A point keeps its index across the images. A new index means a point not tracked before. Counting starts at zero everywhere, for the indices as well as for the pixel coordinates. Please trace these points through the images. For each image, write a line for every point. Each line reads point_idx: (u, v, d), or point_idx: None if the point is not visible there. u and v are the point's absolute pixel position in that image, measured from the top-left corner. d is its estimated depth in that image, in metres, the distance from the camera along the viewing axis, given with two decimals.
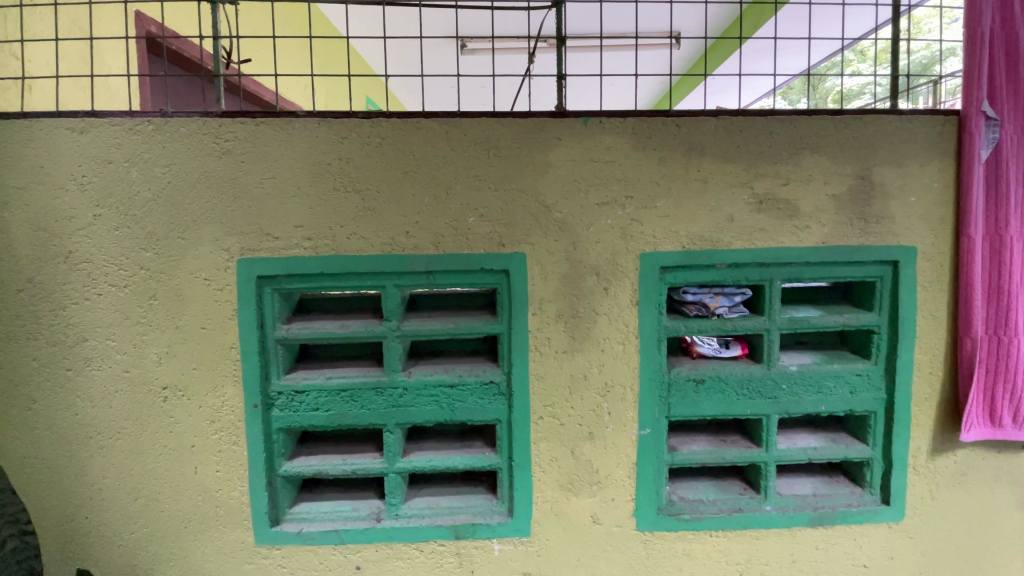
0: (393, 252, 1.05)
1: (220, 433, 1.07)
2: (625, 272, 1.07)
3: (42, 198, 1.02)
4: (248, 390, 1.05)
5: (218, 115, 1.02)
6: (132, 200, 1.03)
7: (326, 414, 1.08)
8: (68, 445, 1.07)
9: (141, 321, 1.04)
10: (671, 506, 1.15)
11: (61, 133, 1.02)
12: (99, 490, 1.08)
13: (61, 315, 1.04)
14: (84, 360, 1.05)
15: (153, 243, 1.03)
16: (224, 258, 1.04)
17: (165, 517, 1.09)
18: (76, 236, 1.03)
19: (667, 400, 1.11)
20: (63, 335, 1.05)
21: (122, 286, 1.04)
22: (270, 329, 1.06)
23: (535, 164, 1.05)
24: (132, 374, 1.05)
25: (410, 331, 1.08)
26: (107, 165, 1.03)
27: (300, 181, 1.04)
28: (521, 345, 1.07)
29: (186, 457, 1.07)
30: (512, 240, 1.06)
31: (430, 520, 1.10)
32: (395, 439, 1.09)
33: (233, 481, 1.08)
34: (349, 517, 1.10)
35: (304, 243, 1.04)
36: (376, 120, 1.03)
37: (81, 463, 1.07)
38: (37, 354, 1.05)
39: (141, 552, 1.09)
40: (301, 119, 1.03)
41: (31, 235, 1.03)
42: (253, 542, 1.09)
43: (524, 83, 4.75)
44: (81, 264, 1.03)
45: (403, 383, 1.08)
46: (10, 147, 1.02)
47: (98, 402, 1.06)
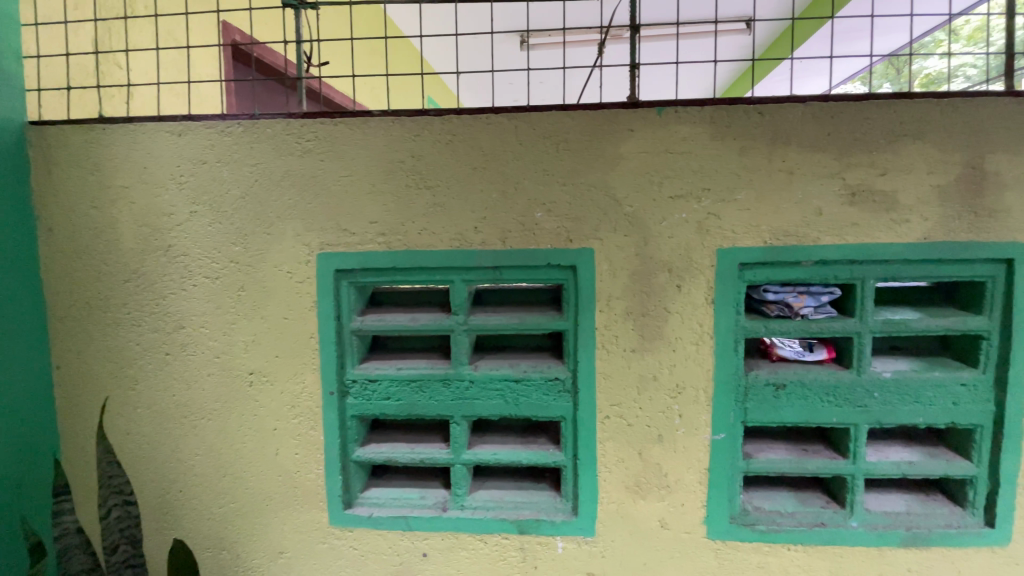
0: (461, 247, 1.06)
1: (299, 418, 1.12)
2: (700, 268, 1.02)
3: (146, 196, 1.11)
4: (325, 377, 1.10)
5: (300, 116, 1.07)
6: (223, 198, 1.10)
7: (397, 403, 1.11)
8: (166, 423, 1.15)
9: (230, 310, 1.11)
10: (745, 515, 1.09)
11: (162, 136, 1.10)
12: (191, 465, 1.15)
13: (161, 304, 1.13)
14: (181, 346, 1.13)
15: (241, 238, 1.10)
16: (305, 252, 1.09)
17: (247, 496, 1.14)
18: (175, 232, 1.11)
19: (744, 405, 1.05)
20: (162, 322, 1.13)
21: (214, 278, 1.11)
22: (346, 320, 1.11)
23: (606, 156, 1.02)
24: (222, 360, 1.12)
25: (476, 325, 1.09)
26: (202, 165, 1.10)
27: (375, 178, 1.07)
28: (588, 342, 1.05)
29: (268, 439, 1.12)
30: (581, 235, 1.04)
31: (494, 513, 1.11)
32: (461, 431, 1.11)
33: (309, 464, 1.12)
34: (416, 505, 1.13)
35: (377, 238, 1.08)
36: (447, 117, 1.05)
37: (176, 440, 1.15)
38: (140, 338, 1.14)
39: (226, 527, 1.15)
40: (376, 118, 1.06)
41: (136, 230, 1.12)
42: (328, 524, 1.13)
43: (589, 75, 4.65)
44: (179, 257, 1.12)
45: (469, 376, 1.09)
46: (119, 150, 1.11)
47: (191, 385, 1.13)
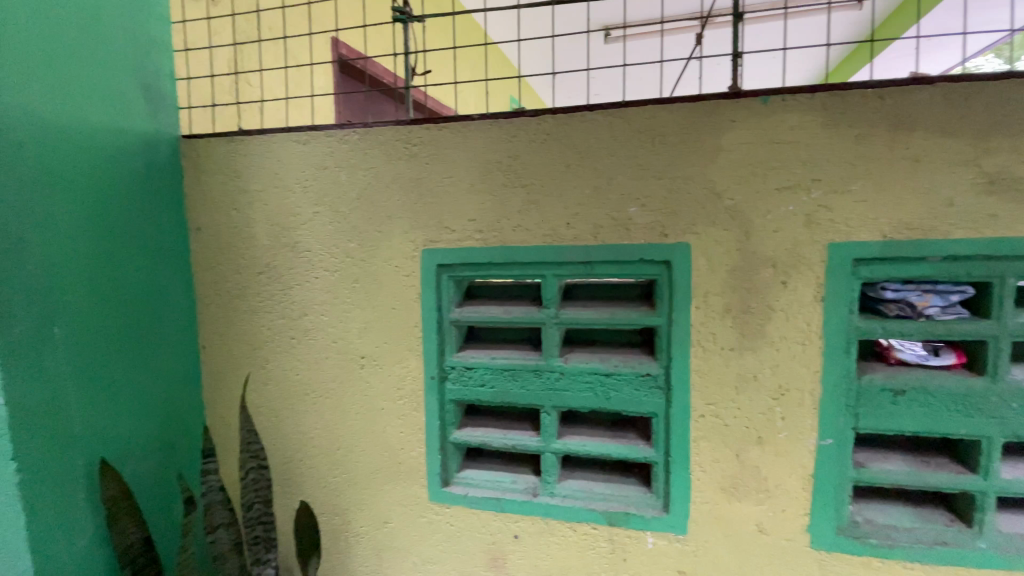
0: (554, 243, 1.10)
1: (404, 399, 1.21)
2: (807, 264, 0.98)
3: (276, 198, 1.25)
4: (427, 363, 1.19)
5: (408, 123, 1.16)
6: (341, 199, 1.22)
7: (490, 390, 1.17)
8: (290, 400, 1.29)
9: (346, 300, 1.23)
10: (854, 528, 1.02)
11: (290, 145, 1.23)
12: (311, 438, 1.28)
13: (288, 293, 1.27)
14: (305, 331, 1.27)
15: (356, 235, 1.21)
16: (411, 248, 1.18)
17: (357, 468, 1.26)
18: (300, 229, 1.24)
19: (855, 410, 0.99)
20: (288, 310, 1.27)
21: (333, 271, 1.23)
22: (446, 311, 1.19)
23: (705, 149, 1.01)
24: (338, 345, 1.24)
25: (567, 319, 1.11)
26: (323, 170, 1.22)
27: (474, 178, 1.13)
28: (683, 338, 1.04)
29: (376, 418, 1.23)
30: (677, 230, 1.03)
31: (582, 502, 1.13)
32: (552, 420, 1.15)
33: (412, 443, 1.21)
34: (508, 488, 1.18)
35: (476, 235, 1.14)
36: (543, 116, 1.08)
37: (298, 415, 1.29)
38: (271, 324, 1.29)
39: (339, 495, 1.27)
40: (476, 121, 1.12)
41: (267, 229, 1.26)
42: (427, 499, 1.21)
43: (683, 63, 4.45)
44: (303, 252, 1.25)
45: (560, 368, 1.12)
46: (254, 158, 1.26)
47: (312, 367, 1.27)
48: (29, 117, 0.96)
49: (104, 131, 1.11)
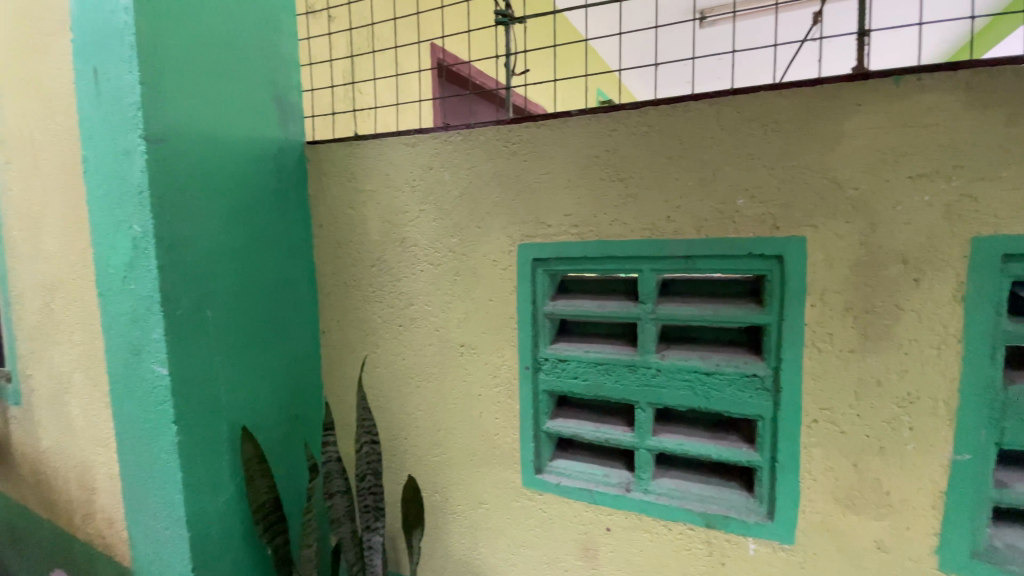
0: (654, 237, 1.08)
1: (500, 388, 1.26)
2: (944, 260, 0.89)
3: (387, 197, 1.35)
4: (522, 354, 1.22)
5: (508, 121, 1.20)
6: (444, 196, 1.29)
7: (584, 383, 1.18)
8: (395, 383, 1.39)
9: (447, 292, 1.30)
10: (996, 555, 0.92)
11: (399, 146, 1.33)
12: (413, 420, 1.38)
13: (396, 285, 1.37)
14: (410, 320, 1.36)
15: (457, 231, 1.28)
16: (508, 242, 1.22)
17: (455, 450, 1.33)
18: (407, 226, 1.34)
19: (1001, 423, 0.89)
20: (396, 300, 1.37)
21: (435, 264, 1.31)
22: (540, 304, 1.21)
23: (824, 137, 0.95)
24: (439, 333, 1.32)
25: (666, 315, 1.10)
26: (428, 170, 1.30)
27: (572, 173, 1.15)
28: (794, 339, 0.99)
29: (474, 404, 1.29)
30: (790, 223, 0.98)
31: (678, 502, 1.12)
32: (647, 417, 1.14)
33: (507, 429, 1.26)
34: (601, 481, 1.19)
35: (572, 230, 1.16)
36: (644, 109, 1.07)
37: (402, 397, 1.38)
38: (380, 312, 1.40)
39: (437, 474, 1.36)
40: (575, 117, 1.13)
41: (378, 225, 1.37)
42: (520, 484, 1.25)
43: (792, 46, 4.13)
44: (410, 246, 1.34)
45: (657, 364, 1.11)
46: (367, 159, 1.37)
47: (416, 353, 1.36)
48: (189, 131, 1.13)
49: (247, 140, 1.27)
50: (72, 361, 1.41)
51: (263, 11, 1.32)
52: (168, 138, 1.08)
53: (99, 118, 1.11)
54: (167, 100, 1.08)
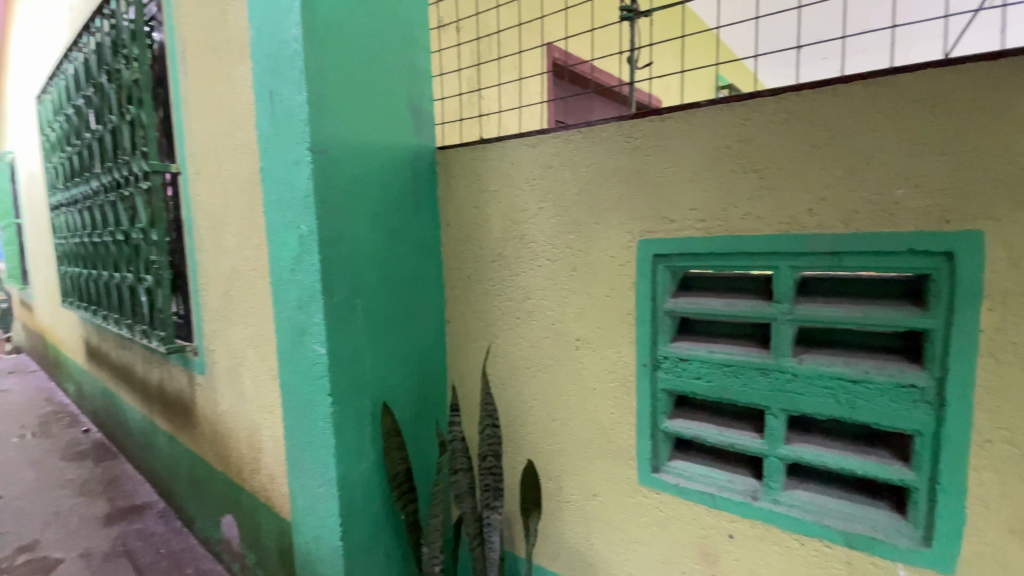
0: (793, 231, 1.02)
1: (616, 383, 1.26)
2: None
3: (508, 195, 1.42)
4: (640, 351, 1.22)
5: (631, 116, 1.19)
6: (564, 193, 1.32)
7: (707, 384, 1.15)
8: (513, 372, 1.46)
9: (565, 287, 1.33)
10: None
11: (520, 147, 1.38)
12: (529, 409, 1.43)
13: (515, 280, 1.43)
14: (528, 313, 1.41)
15: (576, 227, 1.30)
16: (628, 238, 1.22)
17: (570, 441, 1.36)
18: (528, 223, 1.39)
19: None
20: (515, 294, 1.43)
21: (554, 260, 1.35)
22: (661, 301, 1.19)
23: (1011, 117, 0.82)
24: (556, 327, 1.36)
25: (804, 316, 1.03)
26: (548, 168, 1.34)
27: (699, 166, 1.12)
28: (965, 347, 0.88)
29: (589, 398, 1.31)
30: (963, 215, 0.87)
31: (813, 517, 1.04)
32: (778, 423, 1.08)
33: (623, 425, 1.26)
34: (724, 486, 1.15)
35: (698, 224, 1.13)
36: (784, 96, 1.01)
37: (520, 386, 1.45)
38: (500, 305, 1.47)
39: (552, 463, 1.40)
40: (703, 108, 1.10)
41: (500, 223, 1.44)
42: (636, 481, 1.25)
43: (952, 15, 3.58)
44: (529, 243, 1.39)
45: (792, 369, 1.04)
46: (490, 160, 1.44)
47: (533, 345, 1.41)
48: (343, 141, 1.28)
49: (388, 147, 1.41)
50: (246, 339, 1.67)
51: (401, 28, 1.45)
52: (328, 148, 1.24)
53: (273, 133, 1.30)
54: (326, 115, 1.24)
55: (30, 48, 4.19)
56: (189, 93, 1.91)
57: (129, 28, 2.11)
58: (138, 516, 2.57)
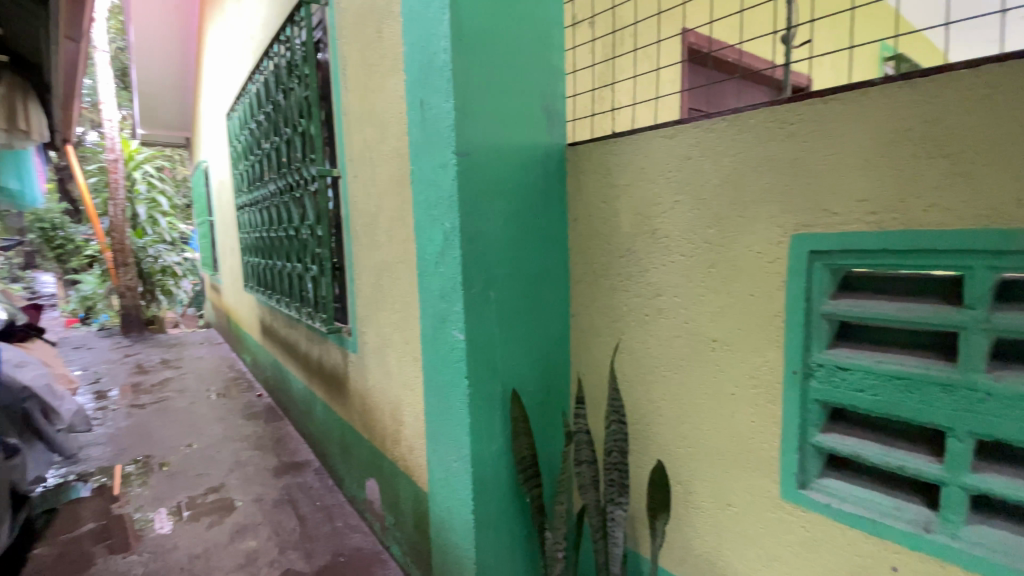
0: (994, 226, 0.86)
1: (758, 389, 1.18)
2: None
3: (641, 190, 1.39)
4: (789, 356, 1.12)
5: (786, 100, 1.10)
6: (703, 186, 1.26)
7: (871, 398, 1.03)
8: (642, 370, 1.43)
9: (701, 285, 1.28)
10: None
11: (656, 139, 1.34)
12: (658, 409, 1.40)
13: (645, 276, 1.40)
14: (658, 310, 1.38)
15: (717, 221, 1.24)
16: (779, 233, 1.13)
17: (702, 445, 1.31)
18: (661, 218, 1.35)
19: None
20: (646, 290, 1.40)
21: (689, 256, 1.29)
22: (816, 303, 1.09)
23: None
24: (690, 326, 1.31)
25: (1006, 326, 0.87)
26: (686, 160, 1.29)
27: (871, 152, 1.00)
28: None
29: (726, 403, 1.24)
30: None
31: (1005, 559, 0.88)
32: (964, 449, 0.92)
33: (764, 434, 1.18)
34: (889, 514, 1.02)
35: (867, 218, 1.01)
36: (988, 66, 0.85)
37: (648, 385, 1.42)
38: (628, 302, 1.45)
39: (682, 465, 1.36)
40: (878, 86, 0.97)
41: (631, 218, 1.42)
42: (778, 495, 1.16)
43: None
44: (662, 239, 1.35)
45: (986, 388, 0.88)
46: (623, 154, 1.42)
47: (664, 344, 1.37)
48: (484, 143, 1.37)
49: (524, 145, 1.47)
50: (393, 324, 1.86)
51: (539, 30, 1.50)
52: (471, 150, 1.33)
53: (422, 138, 1.43)
54: (470, 119, 1.33)
55: (226, 76, 5.05)
56: (348, 105, 2.17)
57: (303, 52, 2.45)
58: (299, 471, 3.00)
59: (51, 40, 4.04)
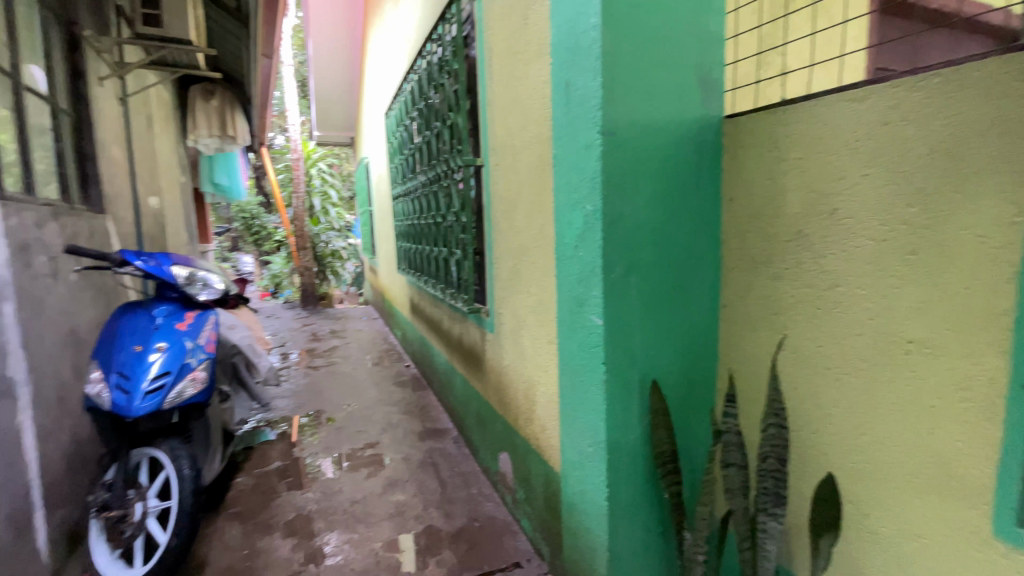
0: None
1: (968, 404, 0.97)
2: None
3: (818, 164, 1.21)
4: (1018, 366, 0.90)
5: None
6: (903, 157, 1.05)
7: None
8: (809, 370, 1.27)
9: (895, 275, 1.07)
10: None
11: (841, 105, 1.16)
12: (827, 415, 1.23)
13: (818, 263, 1.22)
14: (834, 303, 1.19)
15: (920, 199, 1.02)
16: (1011, 212, 0.90)
17: (884, 463, 1.12)
18: (843, 195, 1.16)
19: None
20: (817, 280, 1.22)
21: (880, 240, 1.09)
22: None
23: None
24: (876, 323, 1.11)
25: None
26: (881, 126, 1.08)
27: None
28: None
29: (920, 416, 1.04)
30: None
31: None
32: None
33: (975, 459, 0.96)
34: None
35: None
36: None
37: (817, 387, 1.25)
38: (794, 292, 1.28)
39: (855, 482, 1.18)
40: None
41: (803, 196, 1.24)
42: (991, 534, 0.94)
43: None
44: (844, 220, 1.16)
45: None
46: (796, 125, 1.25)
47: (841, 342, 1.19)
48: (629, 121, 1.31)
49: (672, 120, 1.37)
50: (529, 306, 1.90)
51: None
52: (616, 129, 1.29)
53: (566, 120, 1.42)
54: (617, 98, 1.28)
55: (385, 77, 5.58)
56: (493, 94, 2.25)
57: (452, 47, 2.59)
58: (439, 438, 3.26)
59: (255, 59, 4.84)
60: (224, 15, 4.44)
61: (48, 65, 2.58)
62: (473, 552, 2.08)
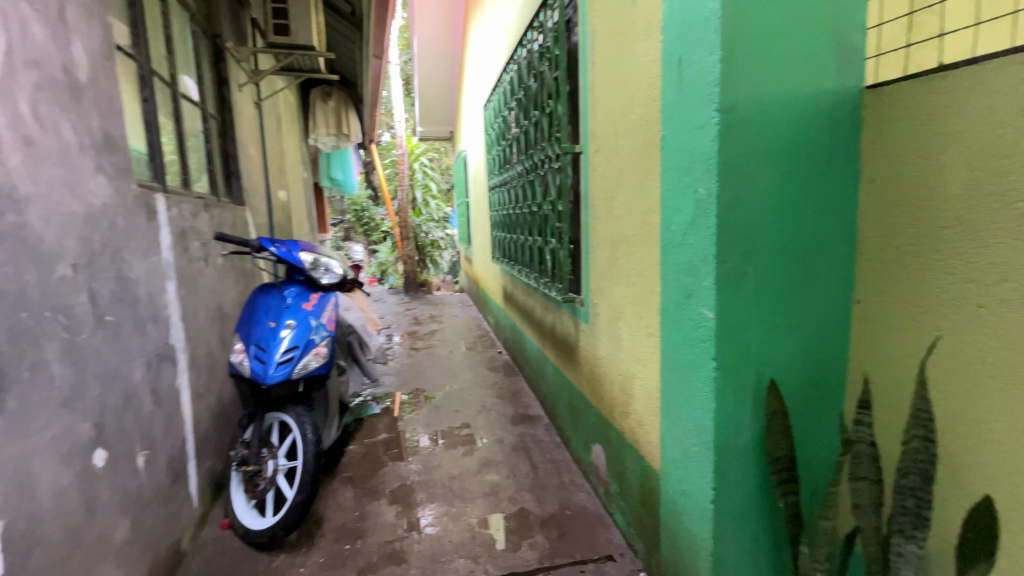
0: None
1: None
2: None
3: (985, 138, 1.01)
4: None
5: None
6: None
7: None
8: (965, 380, 1.08)
9: None
10: None
11: (1016, 68, 0.95)
12: (988, 432, 1.05)
13: (984, 255, 1.03)
14: (1002, 301, 1.00)
15: None
16: None
17: None
18: (1018, 174, 0.96)
19: None
20: (981, 274, 1.03)
21: None
22: None
23: None
24: None
25: None
26: None
27: None
28: None
29: None
30: None
31: None
32: None
33: None
34: None
35: None
36: None
37: (975, 399, 1.06)
38: (949, 287, 1.10)
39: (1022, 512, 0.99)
40: None
41: (965, 175, 1.05)
42: None
43: None
44: (1018, 204, 0.96)
45: None
46: (958, 94, 1.06)
47: (1010, 349, 0.99)
48: (750, 98, 1.21)
49: (796, 97, 1.26)
50: (628, 296, 1.84)
51: None
52: (736, 107, 1.19)
53: (678, 99, 1.34)
54: (737, 73, 1.18)
55: (484, 70, 5.69)
56: (594, 78, 2.19)
57: (553, 33, 2.57)
58: (531, 424, 3.31)
59: (367, 60, 5.18)
60: (340, 21, 4.79)
61: (200, 76, 2.96)
62: (565, 540, 2.08)
